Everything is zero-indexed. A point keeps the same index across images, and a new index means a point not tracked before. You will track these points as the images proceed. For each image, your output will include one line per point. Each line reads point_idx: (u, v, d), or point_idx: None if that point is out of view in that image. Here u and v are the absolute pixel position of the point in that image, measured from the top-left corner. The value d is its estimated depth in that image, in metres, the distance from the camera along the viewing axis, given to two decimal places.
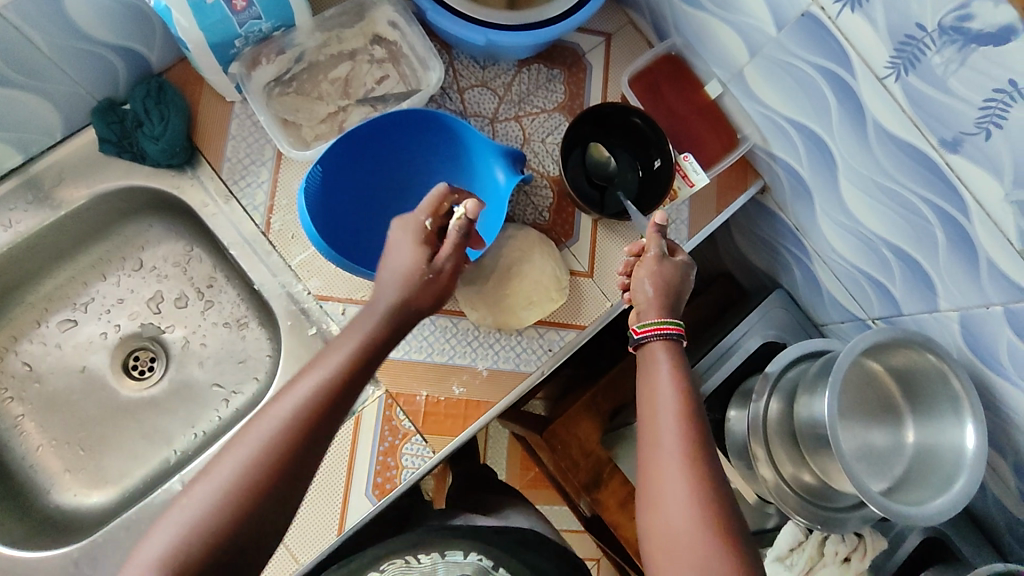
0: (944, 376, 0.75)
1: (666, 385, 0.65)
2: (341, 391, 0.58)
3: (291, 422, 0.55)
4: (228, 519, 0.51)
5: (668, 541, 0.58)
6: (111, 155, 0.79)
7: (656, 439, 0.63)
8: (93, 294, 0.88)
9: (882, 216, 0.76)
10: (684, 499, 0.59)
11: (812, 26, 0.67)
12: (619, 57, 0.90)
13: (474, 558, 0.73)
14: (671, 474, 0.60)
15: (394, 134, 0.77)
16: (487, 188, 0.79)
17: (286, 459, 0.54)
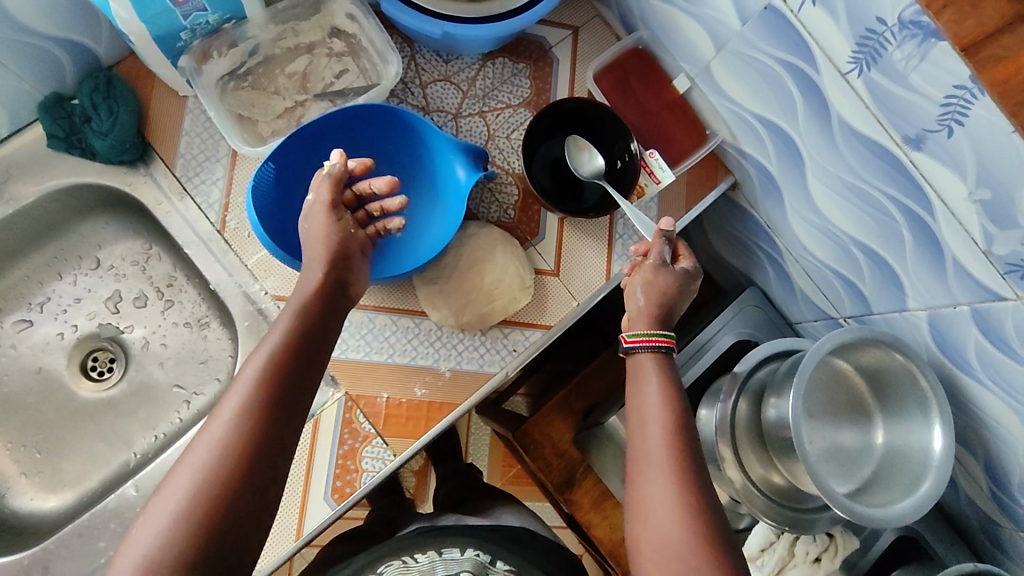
0: (912, 377, 0.74)
1: (654, 394, 0.64)
2: (290, 370, 0.55)
3: (243, 411, 0.51)
4: (198, 525, 0.47)
5: (658, 547, 0.56)
6: (60, 151, 0.77)
7: (644, 443, 0.62)
8: (49, 294, 0.86)
9: (851, 214, 0.75)
10: (672, 506, 0.57)
11: (775, 20, 0.66)
12: (586, 51, 0.88)
13: (471, 553, 0.70)
14: (658, 477, 0.59)
15: (348, 130, 0.77)
16: (449, 187, 0.79)
17: (249, 449, 0.50)
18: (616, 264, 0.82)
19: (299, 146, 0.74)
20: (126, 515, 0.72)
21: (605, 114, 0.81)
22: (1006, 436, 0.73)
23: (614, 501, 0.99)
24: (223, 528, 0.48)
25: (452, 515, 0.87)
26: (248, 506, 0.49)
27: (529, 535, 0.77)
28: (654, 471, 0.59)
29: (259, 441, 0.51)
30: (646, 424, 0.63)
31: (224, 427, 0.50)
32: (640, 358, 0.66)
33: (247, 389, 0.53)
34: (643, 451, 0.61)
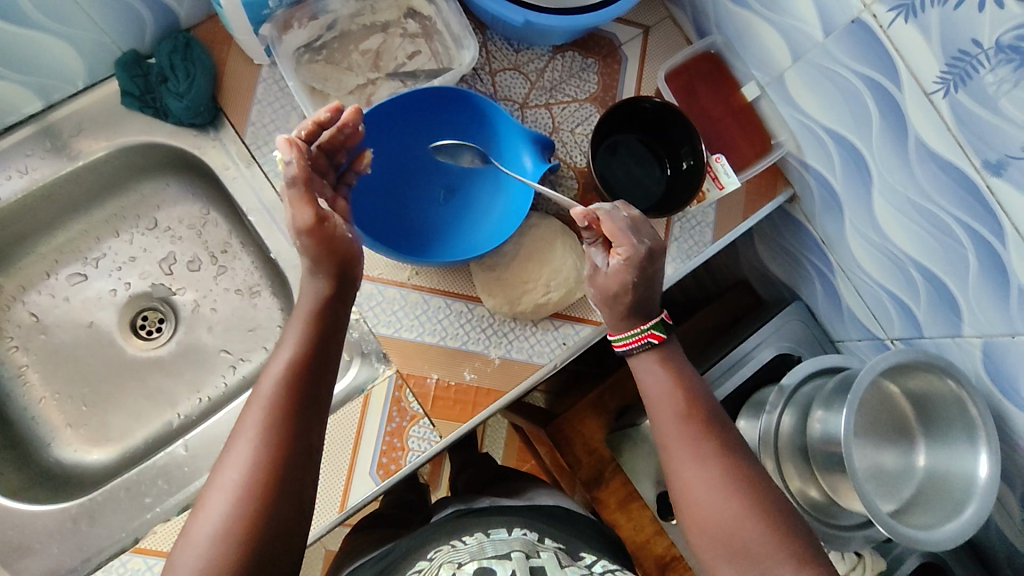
0: (961, 403, 0.74)
1: (667, 399, 0.65)
2: (301, 389, 0.57)
3: (263, 436, 0.53)
4: (239, 544, 0.49)
5: (721, 542, 0.58)
6: (133, 109, 0.78)
7: (667, 442, 0.63)
8: (106, 250, 0.87)
9: (914, 235, 0.74)
10: (727, 500, 0.59)
11: (861, 34, 0.66)
12: (655, 52, 0.88)
13: (518, 533, 0.73)
14: (696, 478, 0.60)
15: (426, 109, 0.77)
16: (515, 176, 0.79)
17: (275, 469, 0.52)
18: (669, 267, 0.84)
19: (379, 120, 0.75)
20: (173, 475, 0.73)
21: (678, 123, 0.80)
22: None
23: (640, 503, 0.99)
24: (262, 546, 0.50)
25: (487, 498, 0.88)
26: (282, 521, 0.51)
27: (567, 513, 0.81)
28: (688, 472, 0.61)
29: (283, 461, 0.53)
30: (662, 425, 0.64)
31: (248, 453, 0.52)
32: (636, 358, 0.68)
33: (262, 413, 0.55)
34: (668, 453, 0.63)
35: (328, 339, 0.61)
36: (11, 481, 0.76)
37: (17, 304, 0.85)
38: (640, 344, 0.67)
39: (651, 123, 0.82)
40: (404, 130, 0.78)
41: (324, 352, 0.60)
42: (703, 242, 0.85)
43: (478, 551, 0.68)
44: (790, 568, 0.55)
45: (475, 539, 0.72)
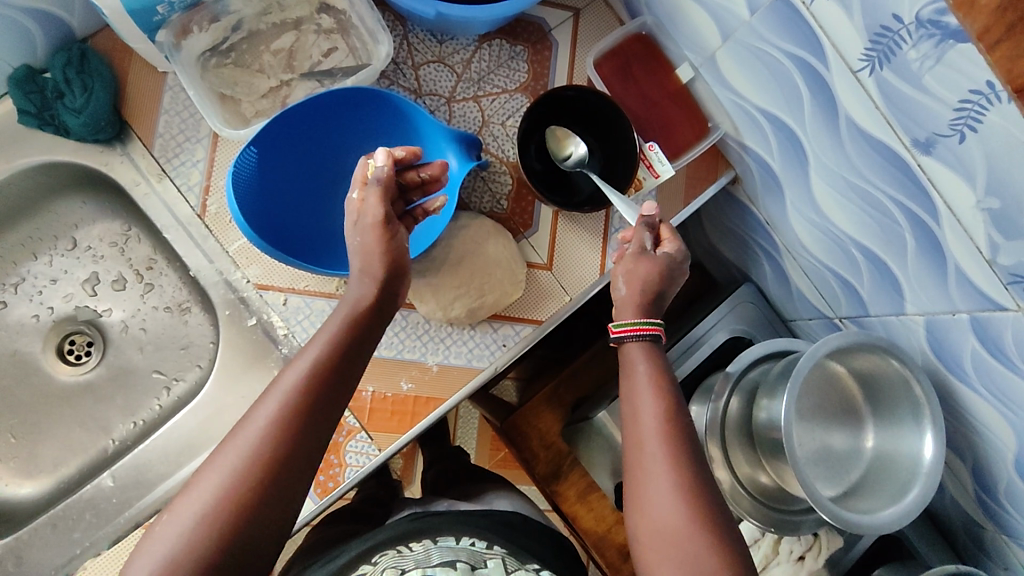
0: (906, 382, 0.72)
1: (644, 391, 0.61)
2: (323, 389, 0.54)
3: (272, 426, 0.51)
4: (218, 534, 0.47)
5: (661, 538, 0.55)
6: (32, 127, 0.73)
7: (637, 427, 0.61)
8: (24, 274, 0.83)
9: (853, 215, 0.72)
10: (674, 498, 0.55)
11: (785, 11, 0.63)
12: (587, 34, 0.85)
13: (466, 542, 0.71)
14: (653, 463, 0.58)
15: (335, 112, 0.73)
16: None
17: (275, 464, 0.50)
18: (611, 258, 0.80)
19: (282, 130, 0.70)
20: (102, 507, 0.71)
21: (608, 109, 0.77)
22: (995, 443, 0.73)
23: (599, 493, 0.98)
24: (240, 537, 0.48)
25: (443, 500, 0.86)
26: (267, 518, 0.49)
27: (521, 520, 0.80)
28: (649, 458, 0.58)
29: (283, 459, 0.50)
30: (636, 409, 0.62)
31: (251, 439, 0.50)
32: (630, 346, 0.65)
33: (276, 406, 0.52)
34: (636, 438, 0.60)
35: (360, 345, 0.59)
36: None
37: None
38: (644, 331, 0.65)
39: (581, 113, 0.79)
40: (313, 136, 0.74)
41: (354, 358, 0.57)
42: None
43: (423, 559, 0.68)
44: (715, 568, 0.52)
45: (423, 547, 0.70)
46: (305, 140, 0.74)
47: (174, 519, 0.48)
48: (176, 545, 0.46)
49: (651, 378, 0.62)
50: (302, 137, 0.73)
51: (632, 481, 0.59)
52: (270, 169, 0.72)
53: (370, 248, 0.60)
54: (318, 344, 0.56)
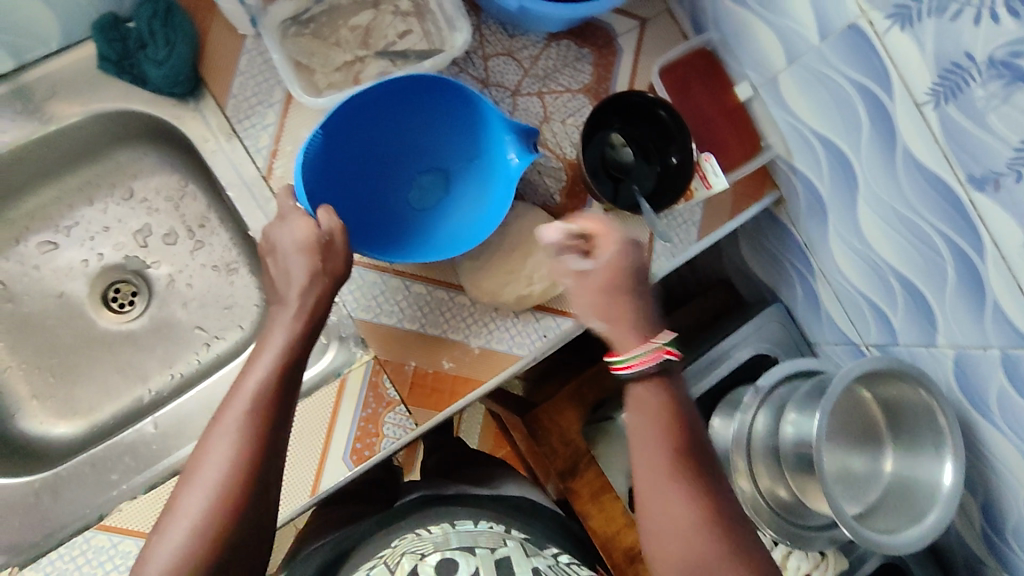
0: (932, 411, 0.74)
1: (658, 409, 0.64)
2: (276, 395, 0.59)
3: (234, 440, 0.55)
4: (211, 537, 0.51)
5: (679, 547, 0.60)
6: (110, 75, 0.75)
7: (650, 459, 0.63)
8: (78, 219, 0.85)
9: (897, 244, 0.75)
10: (697, 512, 0.60)
11: (856, 39, 0.66)
12: (651, 45, 0.87)
13: (485, 525, 0.72)
14: (679, 493, 0.61)
15: (411, 94, 0.75)
16: (499, 169, 0.77)
17: (249, 473, 0.54)
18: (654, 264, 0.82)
19: (359, 107, 0.73)
20: (141, 452, 0.71)
21: (671, 124, 0.79)
22: (1013, 481, 0.75)
23: (611, 495, 1.00)
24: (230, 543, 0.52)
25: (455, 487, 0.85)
26: (250, 521, 0.54)
27: (534, 507, 0.82)
28: (669, 486, 0.62)
29: (253, 468, 0.55)
30: (644, 442, 0.64)
31: (219, 458, 0.54)
32: (657, 378, 0.65)
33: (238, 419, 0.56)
34: (647, 475, 0.63)
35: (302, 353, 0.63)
36: None
37: None
38: (654, 363, 0.65)
39: (649, 122, 0.81)
40: (388, 114, 0.77)
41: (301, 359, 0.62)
42: (688, 240, 0.83)
43: (443, 542, 0.68)
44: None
45: (444, 528, 0.70)
46: (380, 117, 0.76)
47: (166, 538, 0.52)
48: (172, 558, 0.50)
49: (659, 411, 0.64)
50: (376, 114, 0.75)
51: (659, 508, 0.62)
52: (345, 140, 0.75)
53: (291, 268, 0.65)
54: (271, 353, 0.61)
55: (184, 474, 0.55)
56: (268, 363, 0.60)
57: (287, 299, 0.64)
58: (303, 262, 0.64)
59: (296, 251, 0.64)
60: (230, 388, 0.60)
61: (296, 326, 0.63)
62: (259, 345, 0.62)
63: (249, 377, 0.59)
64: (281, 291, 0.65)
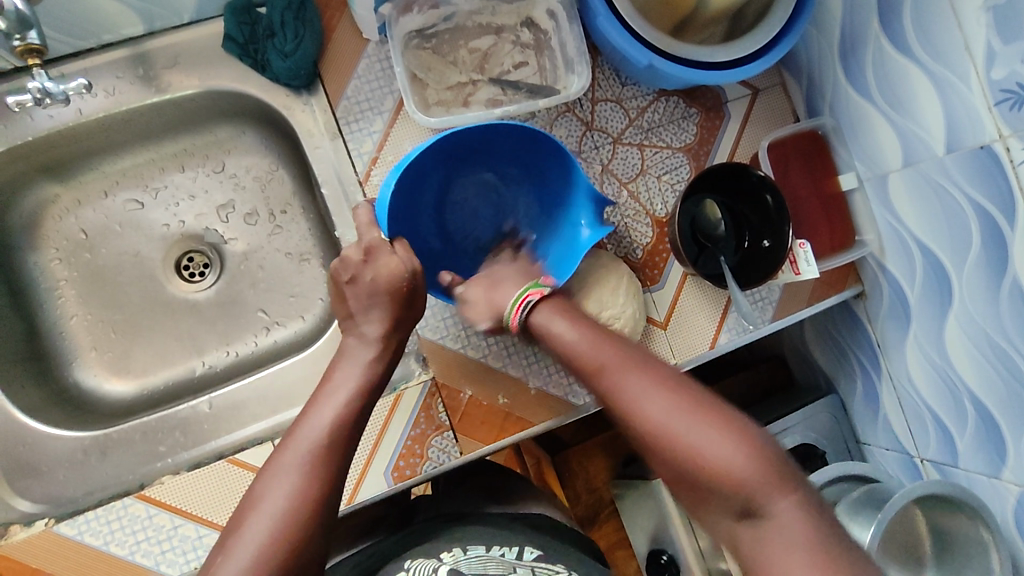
0: (985, 548, 0.72)
1: (577, 342, 0.63)
2: (347, 432, 0.58)
3: (309, 465, 0.54)
4: (277, 565, 0.49)
5: (725, 486, 0.53)
6: (231, 55, 0.76)
7: (665, 428, 0.56)
8: (167, 183, 0.86)
9: (981, 369, 0.72)
10: (735, 469, 0.53)
11: (986, 161, 0.64)
12: (761, 114, 0.84)
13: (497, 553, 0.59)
14: (689, 422, 0.55)
15: (533, 149, 0.74)
16: (567, 235, 0.76)
17: (321, 504, 0.53)
18: (724, 335, 0.80)
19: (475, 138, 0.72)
20: (192, 429, 0.73)
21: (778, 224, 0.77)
22: None
23: (626, 551, 1.01)
24: (301, 565, 0.51)
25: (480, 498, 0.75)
26: (320, 546, 0.52)
27: None
28: (679, 424, 0.55)
29: (326, 497, 0.53)
30: (582, 349, 0.62)
31: (295, 480, 0.53)
32: (534, 319, 0.66)
33: (307, 448, 0.55)
34: (660, 435, 0.56)
35: (377, 387, 0.63)
36: (30, 395, 0.75)
37: (68, 218, 0.83)
38: (524, 307, 0.67)
39: (753, 203, 0.79)
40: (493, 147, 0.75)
41: (373, 397, 0.62)
42: (762, 319, 0.81)
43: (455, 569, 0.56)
44: (793, 501, 0.52)
45: (451, 555, 0.60)
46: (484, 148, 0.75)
47: (227, 561, 0.49)
48: None
49: (579, 321, 0.64)
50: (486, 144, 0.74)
51: (669, 465, 0.56)
52: (450, 154, 0.75)
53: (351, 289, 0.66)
54: (347, 387, 0.60)
55: (251, 493, 0.53)
56: (344, 397, 0.59)
57: (365, 335, 0.65)
58: (376, 297, 0.65)
59: (374, 297, 0.64)
60: (297, 416, 0.59)
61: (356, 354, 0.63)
62: (330, 376, 0.62)
63: (321, 409, 0.58)
64: (358, 321, 0.66)
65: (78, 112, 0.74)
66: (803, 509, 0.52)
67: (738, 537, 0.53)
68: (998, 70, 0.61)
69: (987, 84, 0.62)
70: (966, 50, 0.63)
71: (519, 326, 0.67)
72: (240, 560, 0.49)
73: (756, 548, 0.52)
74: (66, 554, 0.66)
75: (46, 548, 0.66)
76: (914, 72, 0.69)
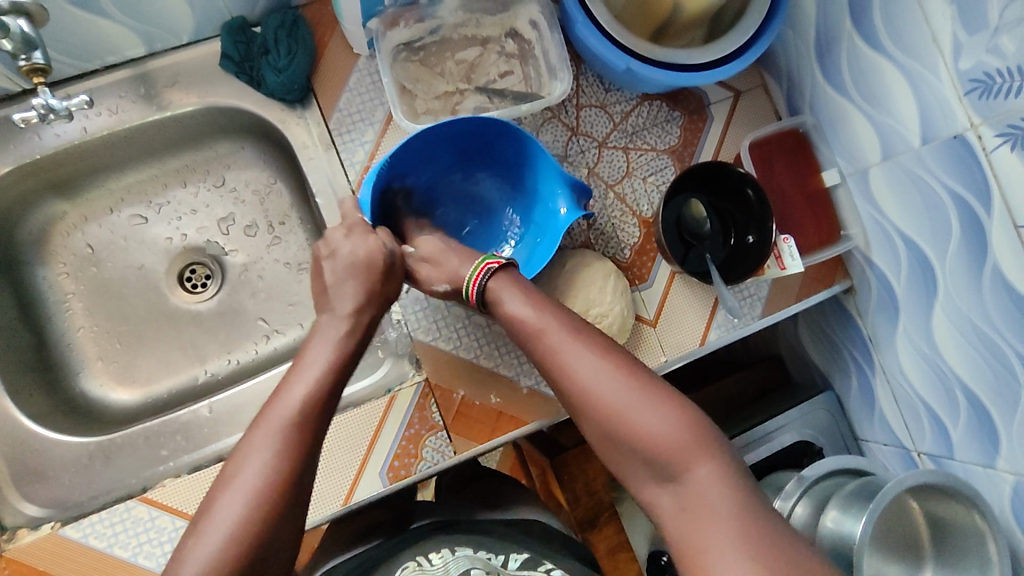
0: (981, 537, 0.71)
1: (517, 308, 0.63)
2: (320, 407, 0.58)
3: (281, 445, 0.55)
4: (250, 540, 0.50)
5: (649, 450, 0.54)
6: (228, 73, 0.79)
7: (592, 389, 0.57)
8: (170, 198, 0.89)
9: (969, 358, 0.73)
10: (661, 432, 0.54)
11: (959, 151, 0.65)
12: (743, 116, 0.87)
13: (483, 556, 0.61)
14: (620, 387, 0.56)
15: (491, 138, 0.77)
16: (546, 219, 0.79)
17: (294, 478, 0.54)
18: (713, 332, 0.81)
19: (450, 135, 0.75)
20: (193, 433, 0.75)
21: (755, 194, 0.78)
22: None
23: (629, 555, 0.99)
24: (269, 545, 0.52)
25: (476, 499, 0.76)
26: (290, 527, 0.53)
27: None
28: (608, 387, 0.56)
29: (299, 472, 0.54)
30: (525, 316, 0.62)
31: (266, 459, 0.53)
32: (489, 285, 0.66)
33: (280, 425, 0.56)
34: (594, 398, 0.56)
35: (349, 367, 0.64)
36: (38, 403, 0.77)
37: (76, 233, 0.86)
38: (483, 275, 0.67)
39: (735, 198, 0.81)
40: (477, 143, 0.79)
41: (346, 372, 0.63)
42: (751, 315, 0.82)
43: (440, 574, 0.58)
44: (714, 467, 0.53)
45: (438, 557, 0.60)
46: (473, 145, 0.79)
47: (203, 536, 0.50)
48: (213, 556, 0.49)
49: (527, 290, 0.65)
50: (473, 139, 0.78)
51: (598, 428, 0.57)
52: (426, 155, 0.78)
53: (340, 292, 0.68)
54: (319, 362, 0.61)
55: (225, 473, 0.54)
56: (317, 373, 0.60)
57: (336, 313, 0.66)
58: (368, 296, 0.67)
59: (354, 291, 0.67)
60: (273, 392, 0.59)
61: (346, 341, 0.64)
62: (302, 352, 0.62)
63: (295, 384, 0.59)
64: (331, 301, 0.67)
65: (82, 130, 0.78)
66: (722, 472, 0.52)
67: (661, 505, 0.54)
68: (965, 61, 0.63)
69: (956, 75, 0.64)
70: (933, 43, 0.65)
71: (475, 296, 0.68)
72: (216, 536, 0.50)
73: (675, 512, 0.52)
74: (71, 556, 0.68)
75: (51, 550, 0.67)
76: (887, 67, 0.71)
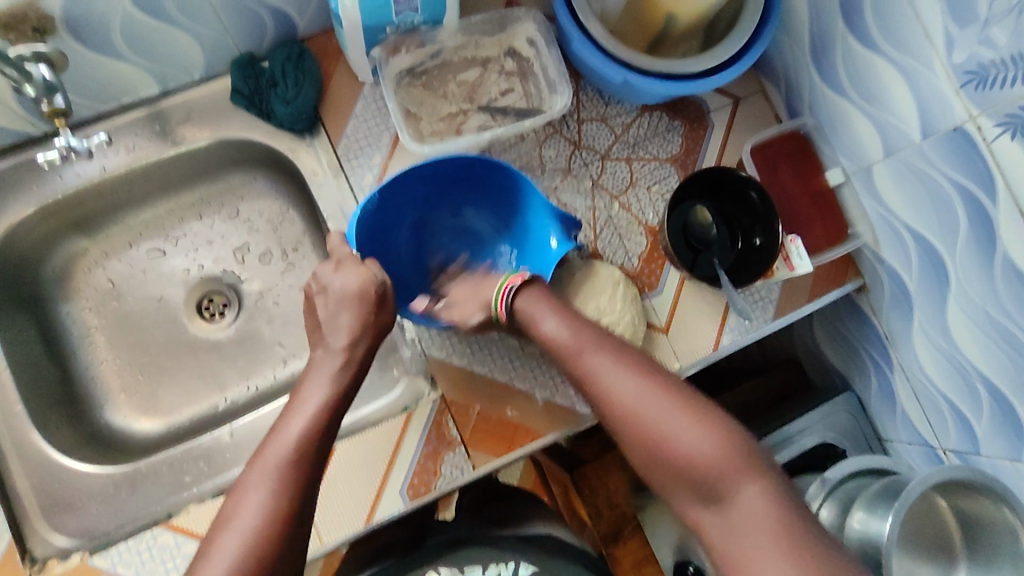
0: (1014, 532, 0.69)
1: (556, 330, 0.68)
2: (315, 445, 0.60)
3: (275, 480, 0.57)
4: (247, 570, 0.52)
5: (686, 465, 0.58)
6: (240, 107, 0.82)
7: (636, 407, 0.61)
8: (187, 231, 0.91)
9: (987, 349, 0.72)
10: (699, 445, 0.58)
11: (960, 142, 0.66)
12: (743, 121, 0.88)
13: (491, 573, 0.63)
14: (663, 412, 0.60)
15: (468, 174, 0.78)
16: (539, 251, 0.81)
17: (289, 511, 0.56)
18: (726, 337, 0.81)
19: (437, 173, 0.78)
20: (215, 458, 0.77)
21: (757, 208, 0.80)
22: None
23: (655, 567, 0.97)
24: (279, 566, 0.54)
25: (495, 515, 0.76)
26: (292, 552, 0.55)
27: None
28: (649, 407, 0.60)
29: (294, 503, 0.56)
30: (564, 339, 0.67)
31: (262, 496, 0.56)
32: (518, 306, 0.71)
33: (272, 465, 0.58)
34: (635, 418, 0.61)
35: (343, 403, 0.65)
36: (64, 435, 0.79)
37: (97, 269, 0.89)
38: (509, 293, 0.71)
39: (739, 202, 0.82)
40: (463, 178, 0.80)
41: (340, 408, 0.65)
42: (764, 318, 0.82)
43: None
44: (758, 487, 0.56)
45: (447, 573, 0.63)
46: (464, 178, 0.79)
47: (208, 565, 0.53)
48: None
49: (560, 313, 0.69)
50: (453, 177, 0.79)
51: (639, 447, 0.61)
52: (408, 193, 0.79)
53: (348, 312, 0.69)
54: (314, 401, 0.63)
55: (223, 513, 0.56)
56: (310, 412, 0.62)
57: (331, 348, 0.68)
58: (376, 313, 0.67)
59: (344, 301, 0.68)
60: (270, 431, 0.62)
61: (341, 374, 0.66)
62: (297, 392, 0.65)
63: (291, 424, 0.61)
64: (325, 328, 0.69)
65: (101, 168, 0.81)
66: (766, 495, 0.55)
67: (704, 524, 0.57)
68: (959, 54, 0.63)
69: (950, 68, 0.64)
70: (927, 38, 0.66)
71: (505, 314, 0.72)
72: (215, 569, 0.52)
73: (720, 530, 0.55)
74: None
75: None
76: (883, 66, 0.71)
